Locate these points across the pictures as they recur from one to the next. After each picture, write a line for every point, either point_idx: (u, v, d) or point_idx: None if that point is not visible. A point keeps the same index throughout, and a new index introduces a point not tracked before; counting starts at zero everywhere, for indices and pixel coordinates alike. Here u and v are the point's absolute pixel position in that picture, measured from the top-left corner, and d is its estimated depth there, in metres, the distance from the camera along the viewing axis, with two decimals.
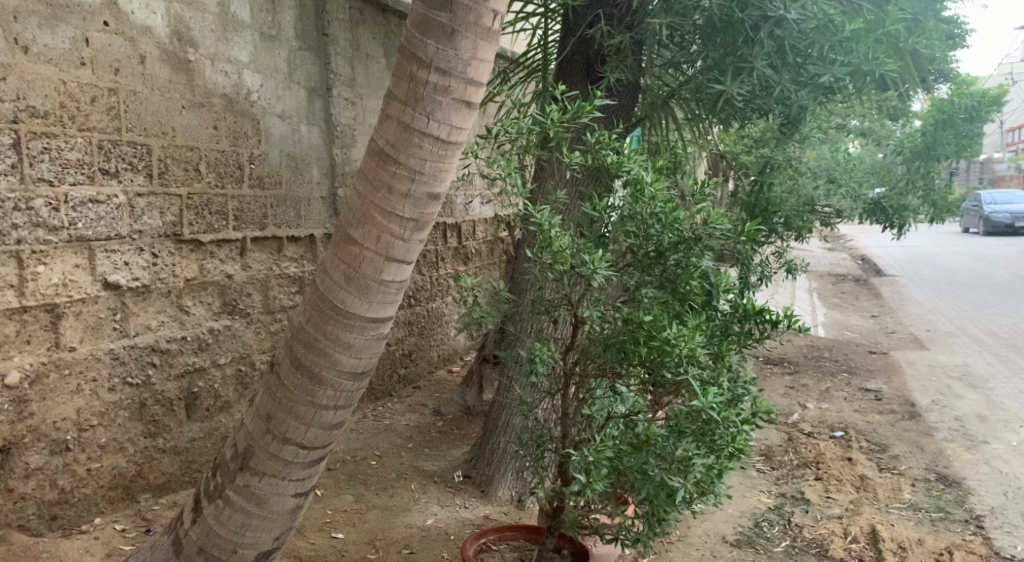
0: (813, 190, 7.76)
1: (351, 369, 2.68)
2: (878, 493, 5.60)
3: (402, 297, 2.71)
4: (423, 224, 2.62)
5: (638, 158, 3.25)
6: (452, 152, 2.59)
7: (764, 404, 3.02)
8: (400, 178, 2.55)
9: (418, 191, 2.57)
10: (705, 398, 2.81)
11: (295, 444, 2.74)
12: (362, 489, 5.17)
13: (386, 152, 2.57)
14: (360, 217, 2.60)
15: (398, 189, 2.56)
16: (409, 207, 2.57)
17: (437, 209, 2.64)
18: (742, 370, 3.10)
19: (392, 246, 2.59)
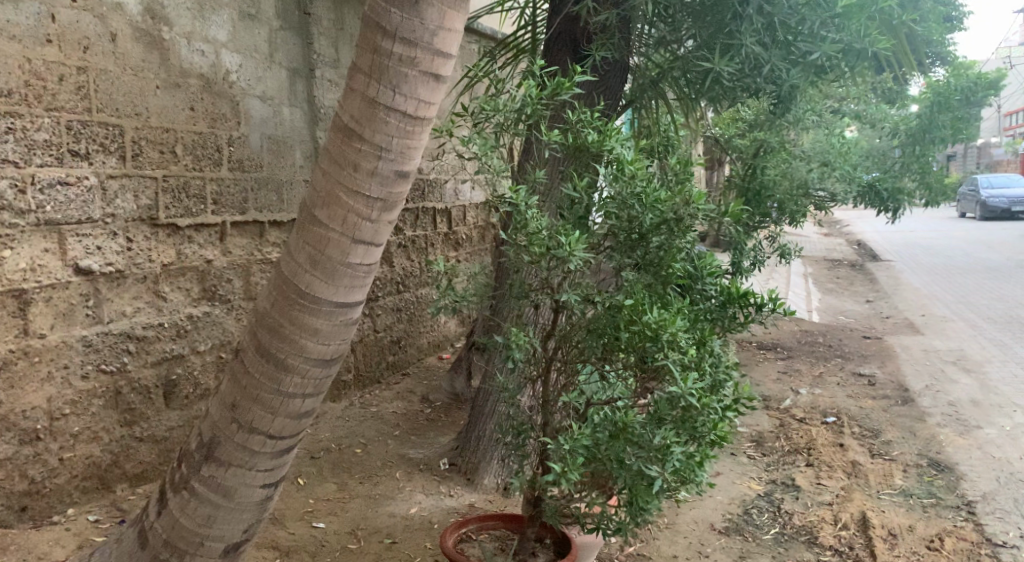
0: (807, 172, 7.65)
1: (319, 356, 2.59)
2: (869, 479, 5.53)
3: (371, 281, 2.61)
4: (391, 204, 2.52)
5: (620, 136, 3.14)
6: (420, 127, 2.49)
7: (747, 390, 2.92)
8: (365, 156, 2.45)
9: (385, 169, 2.46)
10: (685, 384, 2.71)
11: (262, 433, 2.65)
12: (346, 477, 5.08)
13: (349, 128, 2.46)
14: (324, 197, 2.49)
15: (364, 168, 2.45)
16: (376, 185, 2.47)
17: (406, 188, 2.54)
18: (724, 355, 2.99)
19: (359, 227, 2.49)
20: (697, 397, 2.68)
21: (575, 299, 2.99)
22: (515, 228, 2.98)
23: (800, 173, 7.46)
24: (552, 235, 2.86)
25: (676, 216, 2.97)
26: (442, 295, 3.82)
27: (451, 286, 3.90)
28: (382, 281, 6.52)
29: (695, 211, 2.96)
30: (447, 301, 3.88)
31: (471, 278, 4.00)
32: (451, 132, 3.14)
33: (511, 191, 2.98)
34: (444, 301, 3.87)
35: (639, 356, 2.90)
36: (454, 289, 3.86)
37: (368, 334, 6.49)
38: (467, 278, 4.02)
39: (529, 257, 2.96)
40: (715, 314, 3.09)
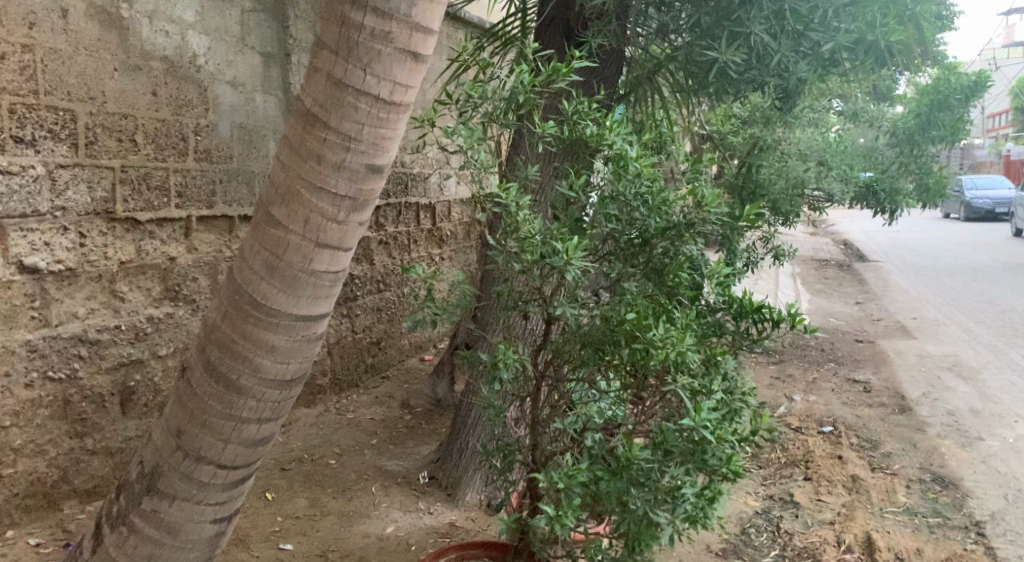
0: (805, 171, 7.33)
1: (277, 377, 2.26)
2: (871, 495, 5.25)
3: (338, 291, 2.28)
4: (362, 204, 2.18)
5: (623, 129, 2.83)
6: (396, 115, 2.15)
7: (765, 420, 2.60)
8: (332, 147, 2.12)
9: (354, 163, 2.13)
10: (697, 415, 2.40)
11: (211, 463, 2.33)
12: (318, 492, 4.75)
13: (313, 114, 2.12)
14: (283, 193, 2.16)
15: (329, 160, 2.12)
16: (344, 181, 2.14)
17: (379, 184, 2.21)
18: (738, 379, 2.70)
19: (323, 229, 2.15)
20: (710, 428, 2.37)
21: (570, 311, 2.68)
22: (504, 231, 2.65)
23: (796, 172, 7.17)
24: (545, 239, 2.54)
25: (685, 221, 2.67)
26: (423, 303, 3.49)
27: (432, 294, 3.57)
28: (361, 279, 6.16)
29: (706, 216, 2.65)
30: (424, 310, 3.56)
31: (455, 284, 3.67)
32: (434, 121, 2.78)
33: (501, 189, 2.64)
34: (422, 310, 3.54)
35: (641, 376, 2.61)
36: (434, 296, 3.53)
37: (345, 335, 6.14)
38: (451, 283, 3.69)
39: (518, 265, 2.64)
40: (726, 331, 2.78)
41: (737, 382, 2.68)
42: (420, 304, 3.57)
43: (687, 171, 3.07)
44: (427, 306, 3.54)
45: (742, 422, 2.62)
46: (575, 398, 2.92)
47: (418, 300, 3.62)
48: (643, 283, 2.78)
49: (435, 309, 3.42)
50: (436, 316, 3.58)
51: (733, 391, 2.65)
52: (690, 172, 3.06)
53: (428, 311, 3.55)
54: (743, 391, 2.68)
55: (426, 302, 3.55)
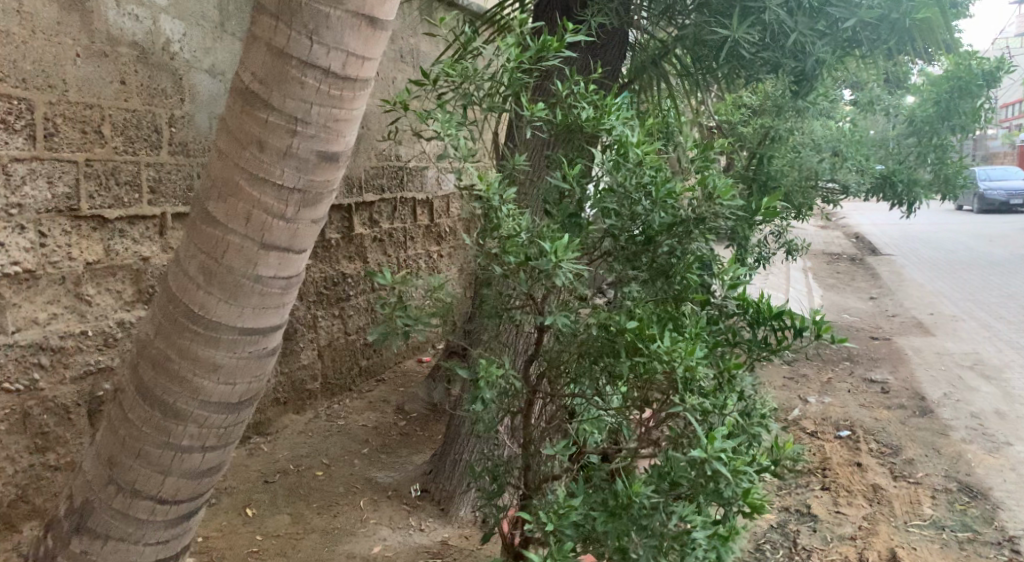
0: (819, 161, 6.97)
1: (220, 399, 1.97)
2: (895, 506, 4.92)
3: (290, 299, 1.99)
4: (314, 198, 1.90)
5: (623, 112, 2.53)
6: (352, 92, 1.88)
7: (787, 449, 2.30)
8: (276, 131, 1.84)
9: (303, 149, 1.85)
10: (709, 445, 2.07)
11: (148, 498, 2.03)
12: (302, 508, 4.44)
13: (252, 92, 1.85)
14: (220, 186, 1.88)
15: (274, 147, 1.84)
16: (291, 171, 1.86)
17: (334, 175, 1.93)
18: (754, 397, 2.42)
19: (269, 227, 1.87)
20: (727, 461, 2.05)
21: (563, 321, 2.36)
22: (486, 230, 2.32)
23: (810, 163, 6.81)
24: (532, 238, 2.20)
25: (695, 215, 2.36)
26: (393, 313, 3.23)
27: (404, 302, 3.25)
28: (354, 279, 5.83)
29: (718, 211, 2.34)
30: (394, 322, 3.23)
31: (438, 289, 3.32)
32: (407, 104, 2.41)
33: (482, 182, 2.31)
34: (394, 319, 3.23)
35: (646, 395, 2.35)
36: (407, 305, 3.23)
37: (338, 337, 5.83)
38: (433, 288, 3.35)
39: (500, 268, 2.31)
40: (741, 339, 2.47)
41: (754, 403, 2.38)
42: (391, 311, 3.23)
43: (696, 162, 2.75)
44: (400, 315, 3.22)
45: (760, 448, 2.32)
46: (574, 413, 2.61)
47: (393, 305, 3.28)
48: (646, 287, 2.48)
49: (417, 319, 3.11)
50: (414, 324, 3.24)
51: (748, 413, 2.36)
52: (699, 161, 2.74)
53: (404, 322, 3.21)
54: (761, 413, 2.41)
55: (397, 309, 3.23)
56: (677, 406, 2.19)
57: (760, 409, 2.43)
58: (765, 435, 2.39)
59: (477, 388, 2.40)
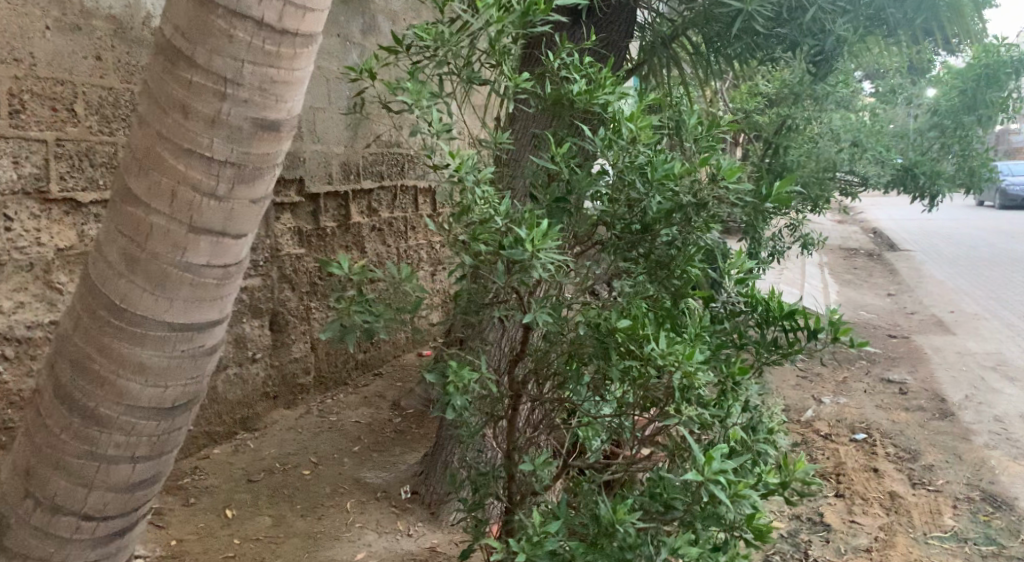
0: (837, 152, 6.61)
1: (148, 402, 1.88)
2: (914, 516, 4.64)
3: (226, 293, 1.90)
4: (249, 173, 1.82)
5: (619, 84, 2.29)
6: (288, 51, 1.79)
7: (799, 469, 2.05)
8: (202, 94, 1.75)
9: (235, 117, 1.77)
10: (706, 466, 1.82)
11: (70, 513, 1.93)
12: (285, 509, 4.21)
13: (176, 48, 1.76)
14: (143, 163, 1.79)
15: (201, 114, 1.76)
16: (222, 143, 1.77)
17: (273, 148, 1.84)
18: (760, 410, 2.17)
19: (198, 207, 1.79)
20: (727, 484, 1.81)
21: (547, 319, 2.09)
22: (460, 213, 2.07)
23: (828, 153, 6.48)
24: (509, 224, 1.95)
25: (696, 200, 2.09)
26: (350, 306, 2.92)
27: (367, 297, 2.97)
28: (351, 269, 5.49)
29: (724, 195, 2.07)
30: (351, 317, 2.93)
31: (408, 281, 2.96)
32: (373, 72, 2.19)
33: (454, 161, 2.05)
34: (351, 315, 2.91)
35: (643, 399, 2.08)
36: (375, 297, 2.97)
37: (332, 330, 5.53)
38: (402, 281, 2.98)
39: (474, 256, 2.08)
40: (748, 341, 2.21)
41: (761, 418, 2.14)
42: (347, 306, 2.91)
43: (701, 143, 2.48)
44: (357, 311, 2.92)
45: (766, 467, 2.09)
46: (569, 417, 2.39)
47: (353, 299, 2.96)
48: (643, 280, 2.23)
49: (390, 314, 2.86)
50: (375, 322, 2.91)
51: (755, 429, 2.12)
52: (704, 140, 2.47)
53: (361, 319, 2.90)
54: (769, 428, 2.16)
55: (354, 303, 2.92)
56: (673, 418, 1.99)
57: (768, 425, 2.18)
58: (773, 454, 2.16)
59: (446, 394, 2.14)
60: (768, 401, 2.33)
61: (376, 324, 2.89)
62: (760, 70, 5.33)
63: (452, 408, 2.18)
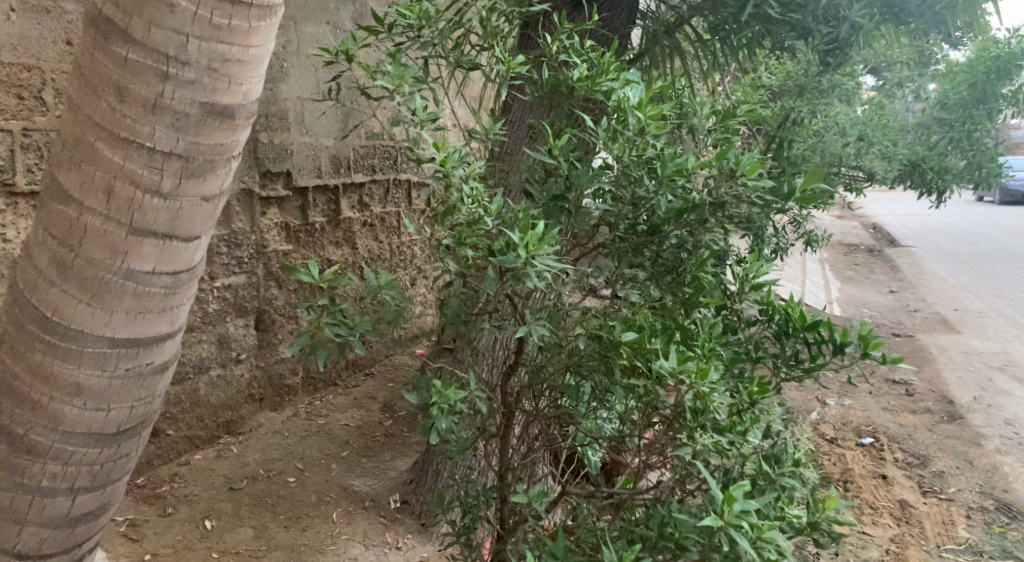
0: (842, 147, 6.37)
1: (85, 428, 1.86)
2: (926, 528, 4.45)
3: (173, 301, 1.85)
4: (199, 167, 1.75)
5: (625, 72, 2.08)
6: (238, 27, 1.71)
7: (830, 508, 1.84)
8: (143, 74, 1.66)
9: (184, 100, 1.69)
10: (727, 509, 1.62)
11: (11, 551, 1.94)
12: (268, 520, 3.98)
13: (109, 20, 1.67)
14: (79, 159, 1.72)
15: (141, 100, 1.68)
16: (168, 134, 1.70)
17: (224, 138, 1.76)
18: (787, 439, 1.96)
19: (138, 214, 1.73)
20: (748, 528, 1.60)
21: (544, 331, 1.88)
22: (444, 214, 1.86)
23: (834, 148, 6.25)
24: (499, 227, 1.75)
25: (712, 199, 1.91)
26: (320, 319, 2.30)
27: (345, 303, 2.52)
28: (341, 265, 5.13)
29: (743, 193, 1.89)
30: (320, 333, 2.31)
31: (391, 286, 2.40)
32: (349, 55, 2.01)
33: (440, 154, 1.84)
34: (321, 328, 2.31)
35: (655, 418, 1.89)
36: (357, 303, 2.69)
37: None
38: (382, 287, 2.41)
39: (461, 261, 1.87)
40: (766, 354, 2.03)
41: (787, 447, 1.95)
42: (317, 318, 2.31)
43: (718, 135, 2.29)
44: (329, 323, 2.31)
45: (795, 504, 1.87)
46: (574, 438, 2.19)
47: (323, 309, 2.35)
48: (650, 286, 2.05)
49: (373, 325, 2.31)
50: (353, 336, 2.33)
51: (780, 461, 1.93)
52: (719, 134, 2.28)
53: (335, 332, 2.31)
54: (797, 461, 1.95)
55: (326, 314, 2.32)
56: (686, 447, 1.82)
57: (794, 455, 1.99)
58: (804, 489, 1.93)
59: (429, 415, 1.93)
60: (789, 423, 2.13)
61: (354, 338, 2.30)
62: (774, 60, 5.05)
63: (436, 431, 1.97)
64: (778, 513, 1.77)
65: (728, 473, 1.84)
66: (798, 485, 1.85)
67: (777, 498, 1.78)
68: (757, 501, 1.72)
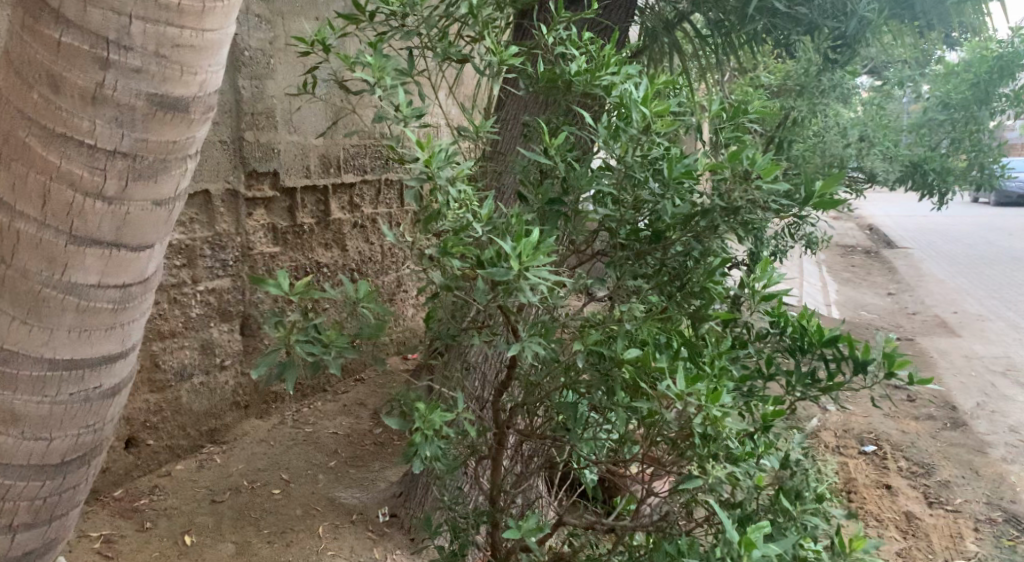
0: (843, 148, 6.10)
1: (31, 456, 1.86)
2: (934, 542, 4.31)
3: (120, 311, 1.81)
4: (149, 168, 1.70)
5: (627, 65, 1.93)
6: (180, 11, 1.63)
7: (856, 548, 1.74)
8: (78, 63, 1.60)
9: (124, 92, 1.62)
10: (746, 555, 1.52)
11: None
12: (251, 534, 3.69)
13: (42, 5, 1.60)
14: (13, 163, 1.66)
15: (78, 94, 1.61)
16: (111, 133, 1.64)
17: (169, 133, 1.70)
18: (804, 465, 1.85)
19: (78, 226, 1.68)
20: None
21: (539, 350, 1.72)
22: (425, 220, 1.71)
23: (835, 149, 6.08)
24: (489, 236, 1.62)
25: (724, 203, 1.78)
26: (290, 335, 2.04)
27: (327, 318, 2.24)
28: (329, 269, 4.74)
29: (757, 196, 1.75)
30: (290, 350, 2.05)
31: (371, 300, 2.13)
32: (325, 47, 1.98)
33: (425, 153, 1.67)
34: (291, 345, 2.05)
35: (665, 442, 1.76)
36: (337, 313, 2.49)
37: None
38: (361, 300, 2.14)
39: (447, 272, 1.72)
40: (779, 370, 1.90)
41: (807, 481, 1.79)
42: (287, 333, 2.04)
43: (728, 135, 2.19)
44: (299, 339, 2.05)
45: (817, 543, 1.77)
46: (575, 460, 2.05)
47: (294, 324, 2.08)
48: (655, 295, 1.93)
49: (349, 342, 2.06)
50: (327, 355, 2.07)
51: (801, 496, 1.77)
52: (730, 130, 2.22)
53: (307, 349, 2.05)
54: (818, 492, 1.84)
55: (297, 330, 2.06)
56: (697, 480, 1.68)
57: (817, 490, 1.82)
58: (825, 526, 1.82)
59: (412, 442, 1.76)
60: (809, 451, 1.98)
61: (326, 357, 2.05)
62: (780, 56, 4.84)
63: (419, 458, 1.80)
64: (798, 554, 1.67)
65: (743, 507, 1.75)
66: (821, 521, 1.75)
67: (799, 540, 1.69)
68: (777, 543, 1.63)
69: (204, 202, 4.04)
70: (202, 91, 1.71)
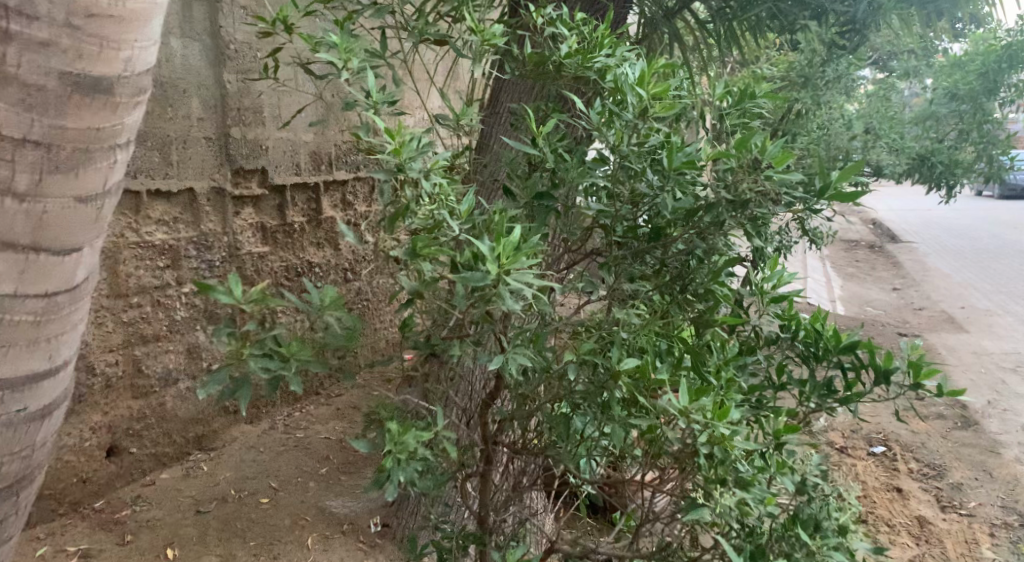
0: (848, 140, 5.78)
1: None
2: (948, 549, 4.14)
3: (45, 324, 1.77)
4: (70, 158, 1.64)
5: (621, 48, 1.79)
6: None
7: None
8: None
9: (37, 75, 1.55)
10: None
11: None
12: (236, 546, 3.41)
13: None
14: None
15: None
16: (25, 124, 1.57)
17: (90, 119, 1.63)
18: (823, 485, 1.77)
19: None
20: None
21: (524, 365, 1.57)
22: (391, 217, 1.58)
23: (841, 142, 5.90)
24: (464, 236, 1.49)
25: (731, 197, 1.63)
26: (243, 348, 1.84)
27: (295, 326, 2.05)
28: (323, 268, 4.42)
29: (767, 188, 1.61)
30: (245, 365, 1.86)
31: (335, 307, 1.92)
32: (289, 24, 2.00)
33: (394, 143, 1.55)
34: (244, 360, 1.85)
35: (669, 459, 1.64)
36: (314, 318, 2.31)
37: None
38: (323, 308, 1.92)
39: (419, 277, 1.55)
40: (792, 382, 1.79)
41: (825, 510, 1.71)
42: (240, 346, 1.85)
43: (735, 122, 2.08)
44: (253, 353, 1.86)
45: None
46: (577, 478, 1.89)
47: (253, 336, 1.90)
48: (658, 298, 1.80)
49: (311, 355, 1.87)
50: (285, 370, 1.88)
51: (820, 528, 1.70)
52: (735, 117, 2.10)
53: (262, 364, 1.86)
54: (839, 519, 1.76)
55: (251, 343, 1.86)
56: (703, 509, 1.59)
57: (837, 520, 1.75)
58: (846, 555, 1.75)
59: (383, 465, 1.62)
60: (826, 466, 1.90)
61: (286, 374, 1.86)
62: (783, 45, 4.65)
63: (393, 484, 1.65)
64: None
65: (756, 536, 1.68)
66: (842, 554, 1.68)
67: None
68: None
69: (190, 200, 3.72)
70: (124, 71, 1.62)
